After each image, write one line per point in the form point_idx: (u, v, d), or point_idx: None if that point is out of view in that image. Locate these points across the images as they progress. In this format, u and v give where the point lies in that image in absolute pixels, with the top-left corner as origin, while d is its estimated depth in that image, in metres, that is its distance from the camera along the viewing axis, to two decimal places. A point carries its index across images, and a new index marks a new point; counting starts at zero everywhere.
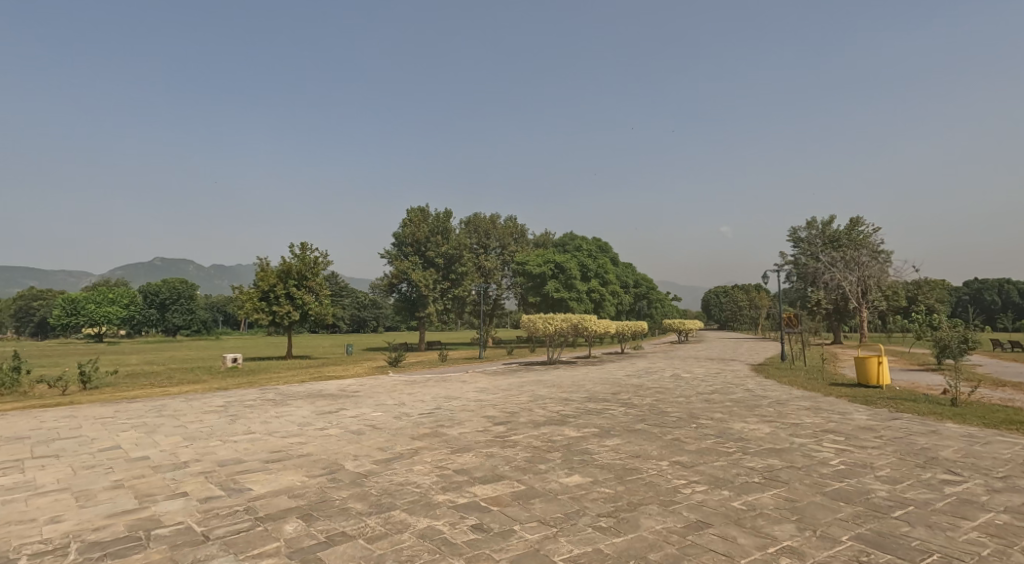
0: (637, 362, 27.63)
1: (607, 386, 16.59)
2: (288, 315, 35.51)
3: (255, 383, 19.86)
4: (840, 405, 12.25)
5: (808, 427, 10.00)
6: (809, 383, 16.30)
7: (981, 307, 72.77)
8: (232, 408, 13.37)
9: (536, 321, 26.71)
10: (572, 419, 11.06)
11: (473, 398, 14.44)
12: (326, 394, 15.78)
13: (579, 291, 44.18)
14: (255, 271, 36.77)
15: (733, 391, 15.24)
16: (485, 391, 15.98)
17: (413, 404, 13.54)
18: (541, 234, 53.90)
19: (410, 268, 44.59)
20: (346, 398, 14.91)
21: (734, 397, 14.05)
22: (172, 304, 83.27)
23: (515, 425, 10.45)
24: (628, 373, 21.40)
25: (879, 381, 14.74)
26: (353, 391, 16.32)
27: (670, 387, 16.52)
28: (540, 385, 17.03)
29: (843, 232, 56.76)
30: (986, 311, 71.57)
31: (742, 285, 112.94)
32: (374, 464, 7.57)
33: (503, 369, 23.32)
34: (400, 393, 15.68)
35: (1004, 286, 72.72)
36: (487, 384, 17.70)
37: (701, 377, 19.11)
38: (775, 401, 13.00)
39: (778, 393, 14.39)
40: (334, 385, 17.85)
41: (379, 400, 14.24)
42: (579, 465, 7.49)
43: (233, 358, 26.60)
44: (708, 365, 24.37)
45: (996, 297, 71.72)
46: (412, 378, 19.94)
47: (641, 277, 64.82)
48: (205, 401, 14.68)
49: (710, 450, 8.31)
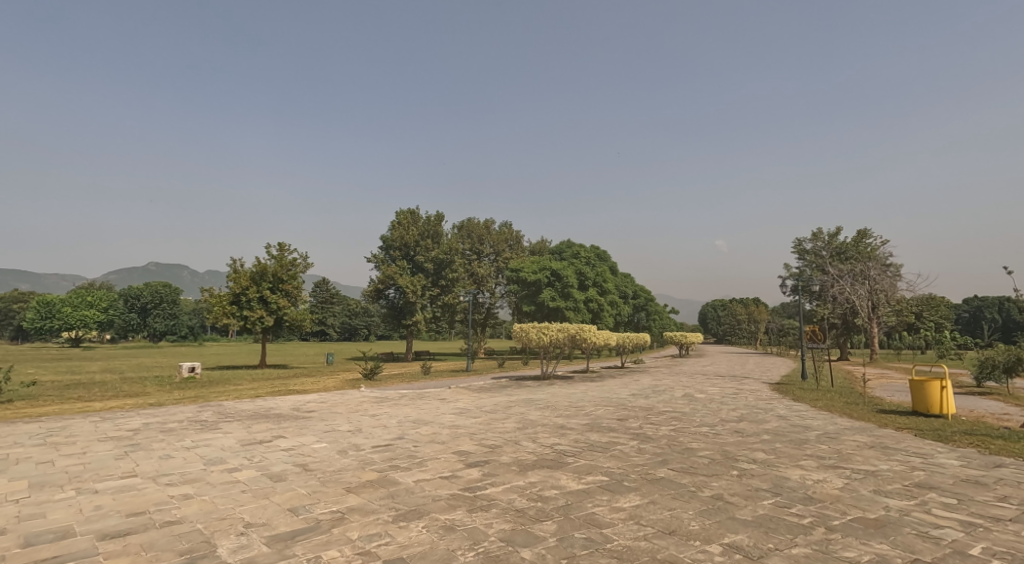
0: (641, 378, 24.98)
1: (611, 409, 13.89)
2: (262, 321, 32.84)
3: (203, 397, 16.97)
4: (912, 446, 9.59)
5: (893, 480, 7.34)
6: (851, 409, 13.70)
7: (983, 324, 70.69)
8: (142, 432, 10.56)
9: (529, 331, 24.07)
10: (573, 460, 8.36)
11: (450, 424, 11.72)
12: (273, 415, 12.99)
13: (576, 300, 41.45)
14: (228, 273, 33.93)
15: (763, 419, 12.63)
16: (466, 413, 13.29)
17: (371, 432, 10.77)
18: (537, 240, 51.44)
19: (398, 273, 41.89)
20: (293, 421, 12.16)
21: (771, 428, 11.40)
22: (153, 309, 79.79)
23: (496, 469, 7.80)
24: (632, 391, 18.74)
25: (943, 410, 12.19)
26: (307, 411, 13.55)
27: (686, 411, 13.90)
28: (531, 407, 14.32)
29: (850, 244, 54.43)
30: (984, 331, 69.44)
31: (741, 299, 110.74)
32: (266, 548, 4.85)
33: (491, 385, 20.68)
34: (361, 415, 12.93)
35: (1004, 304, 70.72)
36: (468, 404, 15.05)
37: (719, 399, 16.51)
38: (824, 436, 10.38)
39: (822, 423, 11.78)
40: (288, 403, 15.06)
41: (332, 426, 11.48)
42: (584, 554, 4.79)
43: (190, 368, 23.69)
44: (721, 384, 21.78)
45: (997, 315, 69.63)
46: (385, 394, 17.23)
47: (641, 287, 62.29)
48: (118, 422, 11.88)
49: (776, 522, 5.62)
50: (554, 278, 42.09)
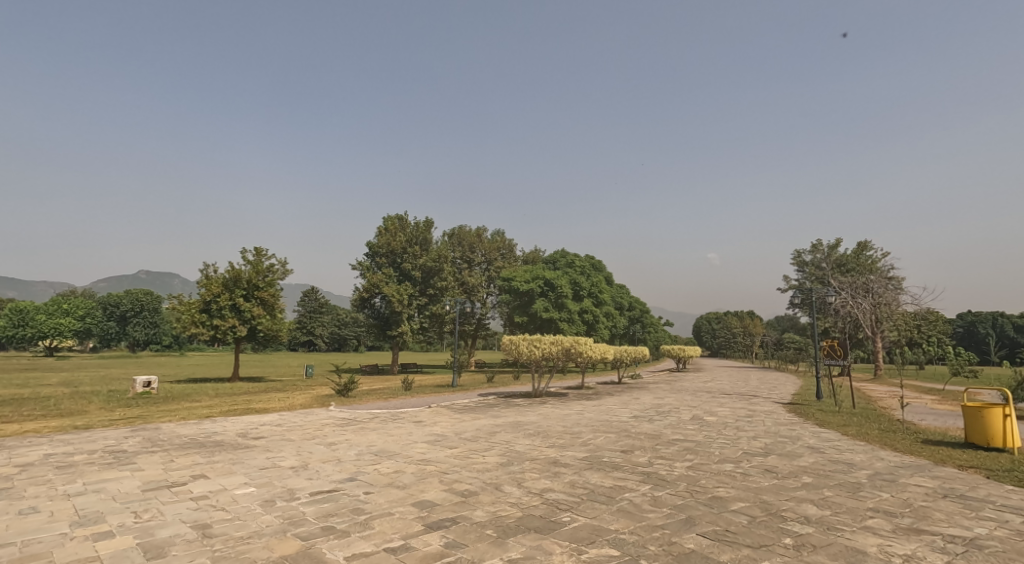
0: (641, 395, 22.94)
1: (612, 437, 11.87)
2: (234, 330, 30.63)
3: (144, 419, 14.71)
4: (996, 494, 7.65)
5: (1006, 557, 5.38)
6: (893, 441, 11.81)
7: (976, 341, 69.53)
8: (28, 470, 8.39)
9: (519, 343, 22.12)
10: (570, 519, 6.29)
11: (420, 459, 9.64)
12: (209, 444, 10.84)
13: (570, 311, 39.54)
14: (199, 279, 31.77)
15: (794, 451, 10.68)
16: (441, 443, 11.19)
17: (318, 470, 8.68)
18: (530, 248, 49.67)
19: (383, 281, 39.87)
20: (230, 452, 10.03)
21: (808, 466, 9.42)
22: (133, 317, 76.75)
23: (465, 534, 5.77)
24: (633, 412, 16.75)
25: (1008, 442, 10.40)
26: (253, 439, 11.41)
27: (701, 440, 11.91)
28: (520, 434, 12.25)
29: (850, 257, 52.86)
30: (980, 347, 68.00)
31: (735, 312, 109.40)
32: None
33: (477, 404, 18.57)
34: (315, 445, 10.80)
35: (998, 319, 69.36)
36: (446, 429, 12.96)
37: (733, 423, 14.53)
38: (879, 481, 8.41)
39: (869, 461, 9.85)
40: (236, 427, 12.92)
41: (273, 460, 9.33)
42: None
43: (146, 382, 21.37)
44: (729, 404, 19.86)
45: (990, 331, 68.55)
46: (354, 416, 15.15)
47: (637, 299, 60.45)
48: (13, 453, 9.70)
49: None
50: (548, 288, 40.20)
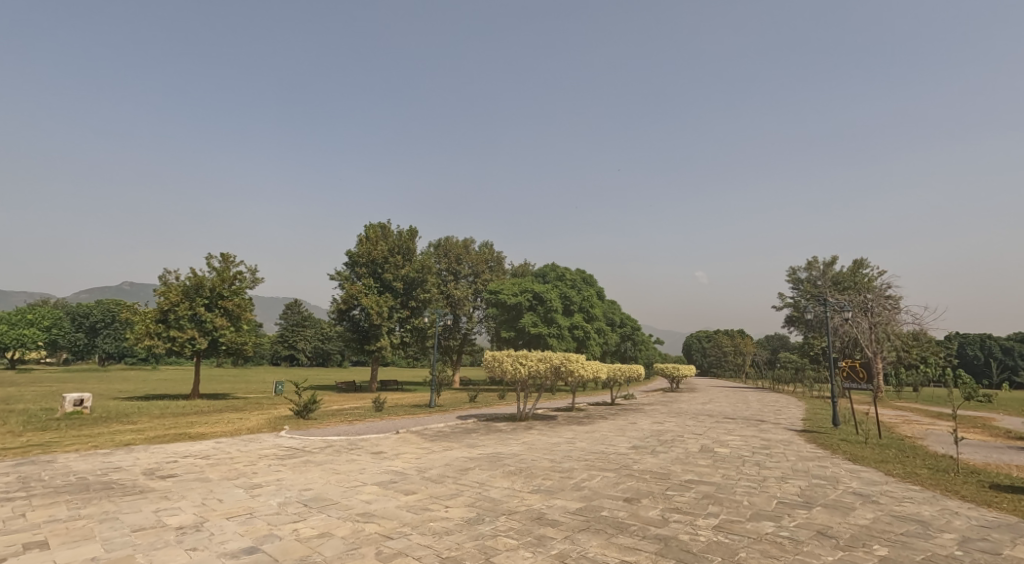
0: (637, 420, 20.60)
1: (613, 478, 9.52)
2: (193, 342, 28.06)
3: (47, 447, 12.20)
4: None
5: None
6: (958, 487, 9.59)
7: (966, 363, 68.07)
8: None
9: (503, 360, 19.81)
10: None
11: (361, 513, 7.24)
12: (94, 487, 8.39)
13: (560, 326, 37.22)
14: (158, 286, 29.24)
15: (842, 502, 8.41)
16: (396, 487, 8.76)
17: (214, 532, 6.30)
18: (519, 261, 47.56)
19: (362, 291, 37.38)
20: (113, 501, 7.60)
21: (870, 527, 7.16)
22: (104, 328, 73.77)
23: None
24: (632, 442, 14.42)
25: None
26: (157, 479, 8.95)
27: (720, 482, 9.61)
28: (498, 473, 9.88)
29: (846, 275, 51.18)
30: (971, 369, 66.70)
31: (725, 331, 107.61)
32: None
33: (453, 429, 16.17)
34: (233, 489, 8.36)
35: (987, 342, 68.16)
36: (408, 465, 10.58)
37: (751, 457, 12.25)
38: (979, 554, 6.18)
39: (944, 517, 7.65)
40: (147, 461, 10.48)
41: (162, 514, 6.95)
42: None
43: (80, 399, 18.91)
44: (737, 431, 17.64)
45: (979, 352, 67.11)
46: (303, 445, 12.74)
47: (629, 316, 58.34)
48: None
49: None
50: (536, 302, 38.00)
